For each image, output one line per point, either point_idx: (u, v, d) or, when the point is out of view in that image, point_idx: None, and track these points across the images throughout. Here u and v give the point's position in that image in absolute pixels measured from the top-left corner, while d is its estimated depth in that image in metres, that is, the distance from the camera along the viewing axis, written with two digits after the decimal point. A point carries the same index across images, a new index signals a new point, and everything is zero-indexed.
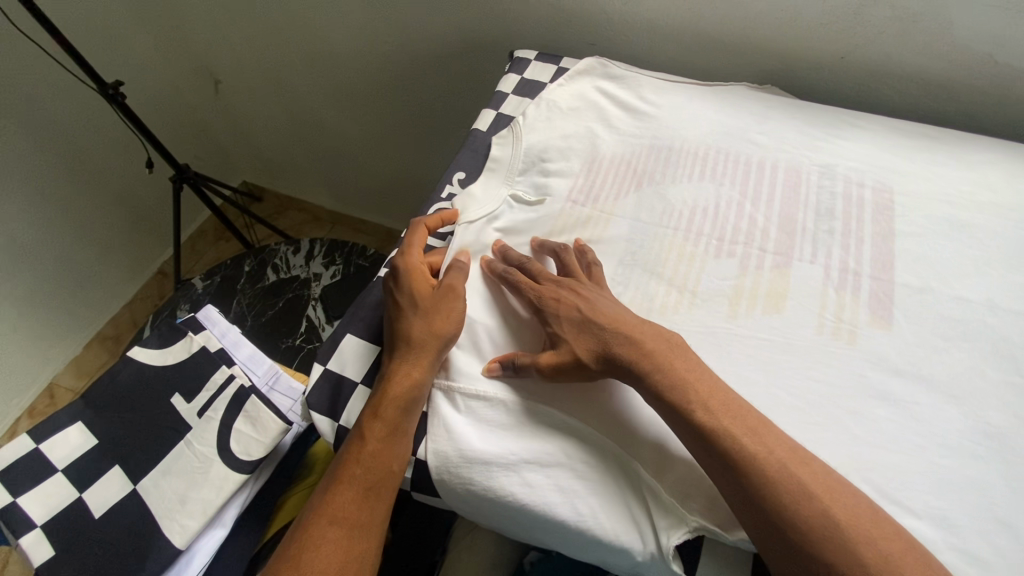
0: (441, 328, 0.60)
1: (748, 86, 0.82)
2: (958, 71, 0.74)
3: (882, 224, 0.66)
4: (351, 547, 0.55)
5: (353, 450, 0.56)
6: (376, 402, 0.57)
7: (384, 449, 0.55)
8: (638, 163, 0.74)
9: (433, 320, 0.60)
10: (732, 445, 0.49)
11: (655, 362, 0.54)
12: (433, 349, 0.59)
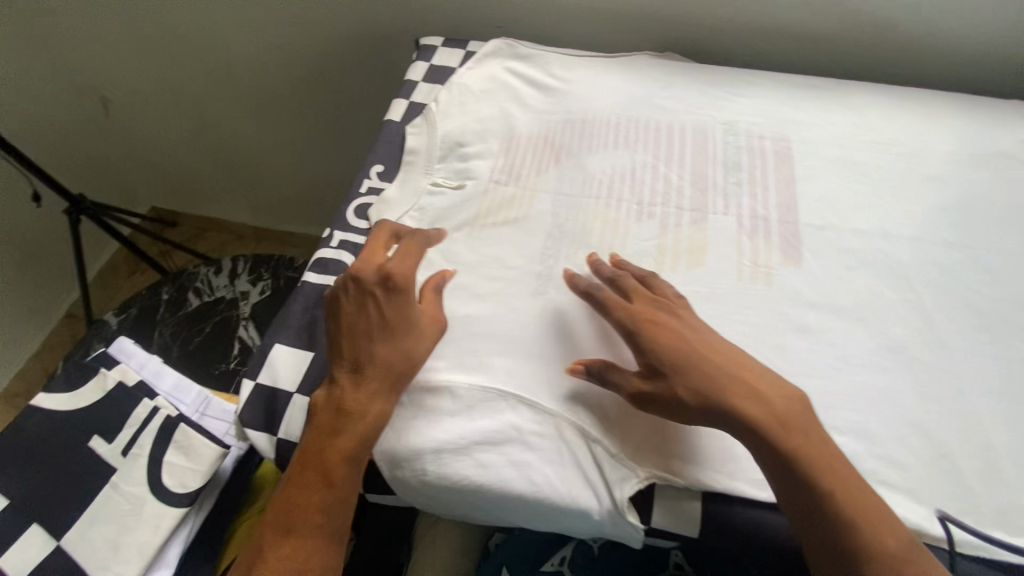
0: (373, 331, 0.56)
1: (651, 53, 0.85)
2: (833, 25, 0.80)
3: (785, 171, 0.70)
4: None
5: (300, 484, 0.53)
6: (331, 440, 0.53)
7: (332, 476, 0.53)
8: (555, 138, 0.75)
9: (379, 315, 0.57)
10: (799, 477, 0.47)
11: (755, 394, 0.50)
12: (355, 350, 0.56)
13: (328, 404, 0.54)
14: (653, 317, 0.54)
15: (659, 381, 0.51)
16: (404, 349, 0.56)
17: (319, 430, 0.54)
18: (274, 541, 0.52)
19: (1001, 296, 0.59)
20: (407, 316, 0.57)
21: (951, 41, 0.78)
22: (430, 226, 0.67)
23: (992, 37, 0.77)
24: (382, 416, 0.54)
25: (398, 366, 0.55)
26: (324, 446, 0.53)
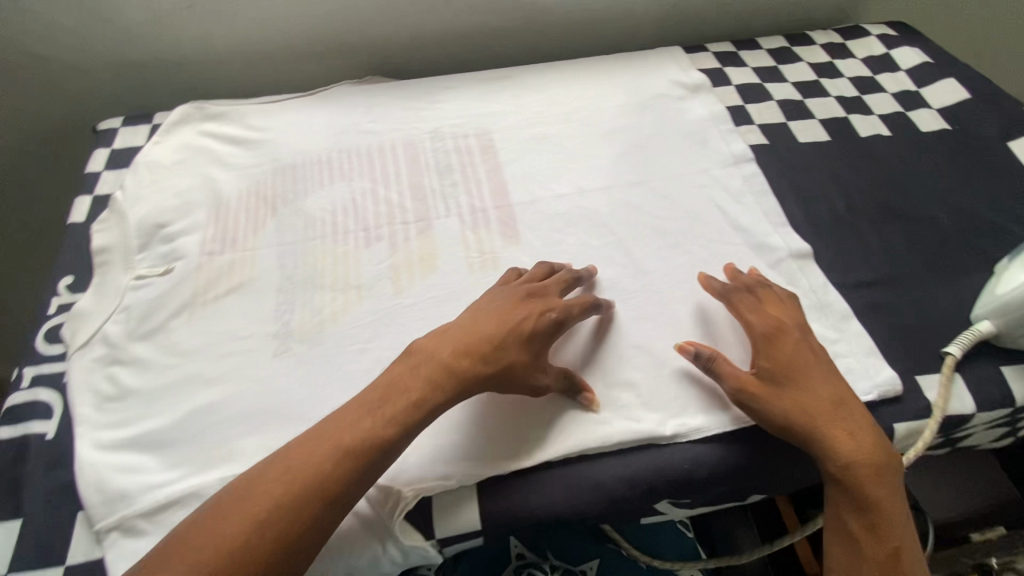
0: (516, 356, 0.53)
1: (349, 83, 0.86)
2: (501, 21, 0.88)
3: (492, 159, 0.76)
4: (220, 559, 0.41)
5: (231, 500, 0.44)
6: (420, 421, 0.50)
7: (287, 492, 0.44)
8: (267, 191, 0.71)
9: (536, 352, 0.54)
10: (856, 452, 0.50)
11: (812, 416, 0.51)
12: (498, 356, 0.52)
13: (452, 369, 0.51)
14: (781, 319, 0.57)
15: (770, 396, 0.52)
16: (511, 367, 0.53)
17: (417, 380, 0.50)
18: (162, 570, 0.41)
19: (680, 213, 0.70)
20: (534, 332, 0.55)
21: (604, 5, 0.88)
22: (142, 325, 0.60)
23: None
24: (438, 373, 0.51)
25: (509, 362, 0.53)
26: (404, 370, 0.51)
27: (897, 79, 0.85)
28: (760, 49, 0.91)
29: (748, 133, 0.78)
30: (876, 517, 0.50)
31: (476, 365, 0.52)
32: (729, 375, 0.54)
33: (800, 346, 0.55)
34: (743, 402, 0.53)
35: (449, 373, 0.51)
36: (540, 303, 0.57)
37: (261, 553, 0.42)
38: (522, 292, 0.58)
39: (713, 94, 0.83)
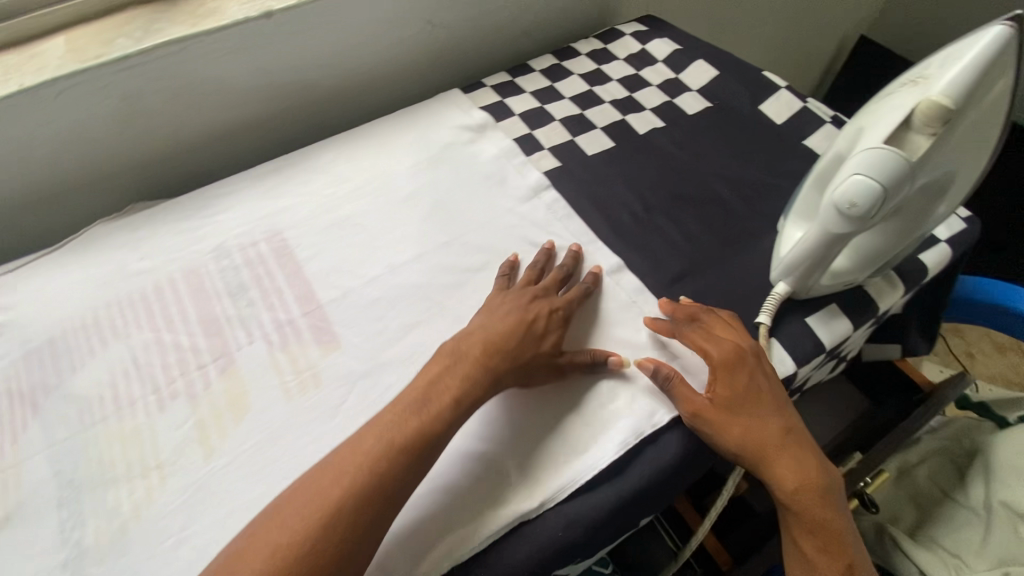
0: (539, 347, 0.58)
1: (107, 218, 0.75)
2: (266, 106, 0.83)
3: (290, 262, 0.69)
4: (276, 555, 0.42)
5: (262, 529, 0.44)
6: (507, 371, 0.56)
7: (330, 498, 0.45)
8: (21, 385, 0.60)
9: (553, 341, 0.59)
10: (803, 486, 0.53)
11: (765, 446, 0.53)
12: (523, 348, 0.57)
13: (484, 363, 0.55)
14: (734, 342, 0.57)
15: (727, 423, 0.53)
16: (529, 361, 0.57)
17: (454, 379, 0.53)
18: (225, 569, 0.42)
19: (495, 261, 0.68)
20: (546, 329, 0.59)
21: (368, 68, 0.88)
22: None
23: (391, 55, 0.88)
24: (475, 369, 0.54)
25: (529, 351, 0.57)
26: (424, 380, 0.53)
27: (657, 71, 0.91)
28: (532, 71, 0.93)
29: (542, 159, 0.80)
30: (823, 548, 0.53)
31: (501, 359, 0.56)
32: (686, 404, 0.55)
33: (751, 377, 0.55)
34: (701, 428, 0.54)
35: (480, 369, 0.54)
36: (545, 302, 0.61)
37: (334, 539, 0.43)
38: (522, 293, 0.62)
39: (499, 129, 0.83)
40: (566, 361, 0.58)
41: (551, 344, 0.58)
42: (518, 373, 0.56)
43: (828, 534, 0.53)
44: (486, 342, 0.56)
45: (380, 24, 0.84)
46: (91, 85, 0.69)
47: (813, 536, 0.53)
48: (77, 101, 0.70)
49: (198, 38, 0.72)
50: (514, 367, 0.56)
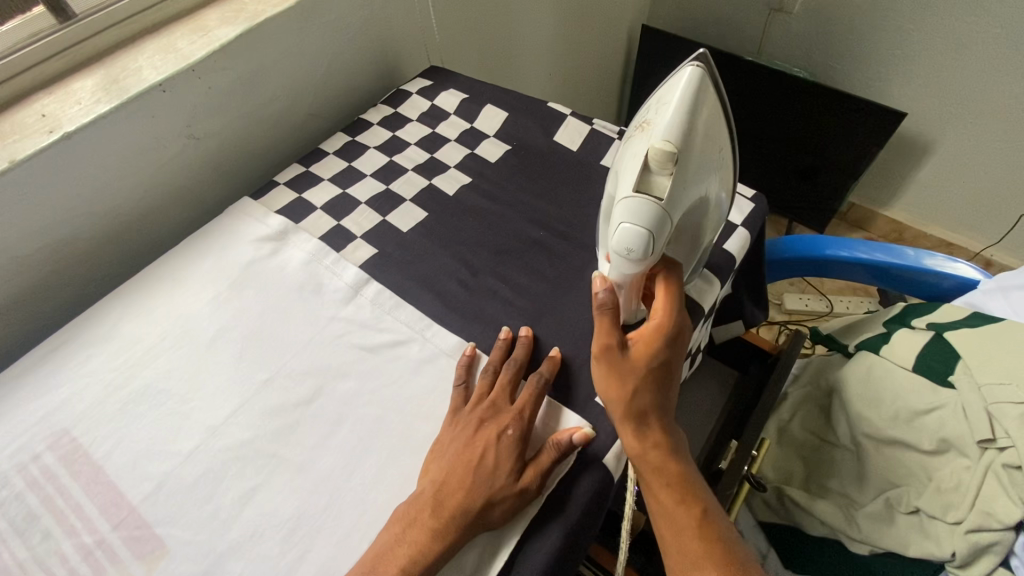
0: (496, 485, 0.52)
1: None
2: (17, 285, 0.70)
3: (85, 465, 0.58)
4: None
5: None
6: (457, 513, 0.51)
7: None
8: None
9: (507, 467, 0.53)
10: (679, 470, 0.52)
11: (648, 395, 0.53)
12: (474, 494, 0.52)
13: (441, 538, 0.50)
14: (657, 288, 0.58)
15: (632, 362, 0.54)
16: (489, 504, 0.52)
17: (397, 562, 0.49)
18: None
19: (328, 383, 0.63)
20: (485, 455, 0.54)
21: (135, 201, 0.78)
22: None
23: (158, 179, 0.79)
24: (433, 539, 0.50)
25: (472, 492, 0.52)
26: (373, 552, 0.50)
27: (452, 124, 0.90)
28: (327, 155, 0.88)
29: (356, 250, 0.75)
30: (694, 523, 0.50)
31: (452, 519, 0.51)
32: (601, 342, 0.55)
33: (660, 322, 0.56)
34: (605, 367, 0.55)
35: (429, 550, 0.49)
36: (493, 424, 0.56)
37: None
38: (474, 419, 0.57)
39: (303, 229, 0.77)
40: (525, 485, 0.53)
41: (507, 470, 0.53)
42: (481, 518, 0.51)
43: (697, 507, 0.51)
44: (449, 506, 0.51)
45: (130, 153, 0.75)
46: None
47: (681, 506, 0.51)
48: None
49: None
50: (478, 520, 0.51)
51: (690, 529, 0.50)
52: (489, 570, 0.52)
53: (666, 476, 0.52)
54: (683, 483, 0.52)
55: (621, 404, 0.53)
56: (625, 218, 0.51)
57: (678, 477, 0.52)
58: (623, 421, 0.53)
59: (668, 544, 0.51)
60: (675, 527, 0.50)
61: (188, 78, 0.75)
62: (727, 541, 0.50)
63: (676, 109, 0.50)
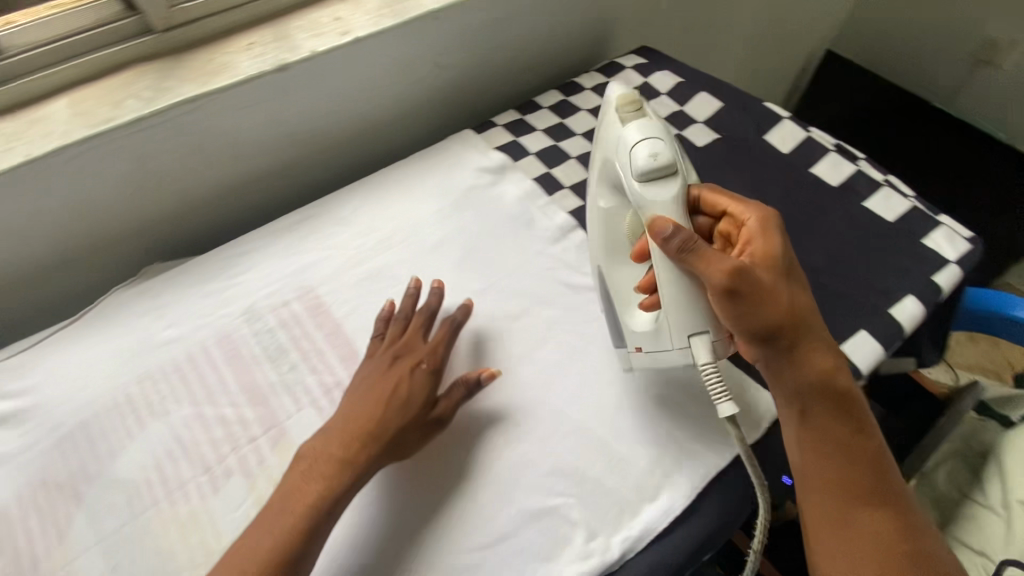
0: (414, 409, 0.58)
1: (124, 285, 0.72)
2: (279, 159, 0.80)
3: (329, 320, 0.68)
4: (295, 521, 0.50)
5: (293, 489, 0.52)
6: (359, 440, 0.55)
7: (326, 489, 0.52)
8: (58, 476, 0.57)
9: (421, 399, 0.58)
10: (848, 432, 0.52)
11: (800, 317, 0.52)
12: (385, 424, 0.56)
13: (351, 455, 0.54)
14: (734, 208, 0.58)
15: (773, 295, 0.51)
16: (406, 429, 0.57)
17: (315, 476, 0.53)
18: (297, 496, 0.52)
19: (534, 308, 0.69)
20: (409, 386, 0.58)
21: (380, 111, 0.86)
22: None
23: (401, 97, 0.86)
24: (341, 463, 0.53)
25: (395, 419, 0.56)
26: (294, 478, 0.53)
27: (663, 103, 0.94)
28: (541, 107, 0.94)
29: (565, 198, 0.80)
30: (870, 475, 0.51)
31: (369, 446, 0.55)
32: (705, 271, 0.51)
33: (761, 228, 0.56)
34: (734, 299, 0.51)
35: (351, 467, 0.53)
36: (407, 359, 0.61)
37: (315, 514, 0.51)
38: (387, 353, 0.62)
39: (519, 169, 0.84)
40: (441, 412, 0.59)
41: (421, 403, 0.58)
42: (384, 430, 0.56)
43: (859, 444, 0.52)
44: (366, 428, 0.55)
45: (392, 67, 0.82)
46: (101, 152, 0.65)
47: (846, 453, 0.52)
48: (88, 168, 0.66)
49: (212, 97, 0.68)
50: (376, 435, 0.55)
51: (863, 481, 0.51)
52: (677, 507, 0.55)
53: (830, 417, 0.52)
54: (853, 424, 0.53)
55: (769, 328, 0.51)
56: (629, 156, 0.57)
57: (836, 407, 0.53)
58: (768, 350, 0.52)
59: (830, 506, 0.51)
60: (844, 478, 0.51)
61: (457, 12, 0.82)
62: (892, 481, 0.52)
63: None
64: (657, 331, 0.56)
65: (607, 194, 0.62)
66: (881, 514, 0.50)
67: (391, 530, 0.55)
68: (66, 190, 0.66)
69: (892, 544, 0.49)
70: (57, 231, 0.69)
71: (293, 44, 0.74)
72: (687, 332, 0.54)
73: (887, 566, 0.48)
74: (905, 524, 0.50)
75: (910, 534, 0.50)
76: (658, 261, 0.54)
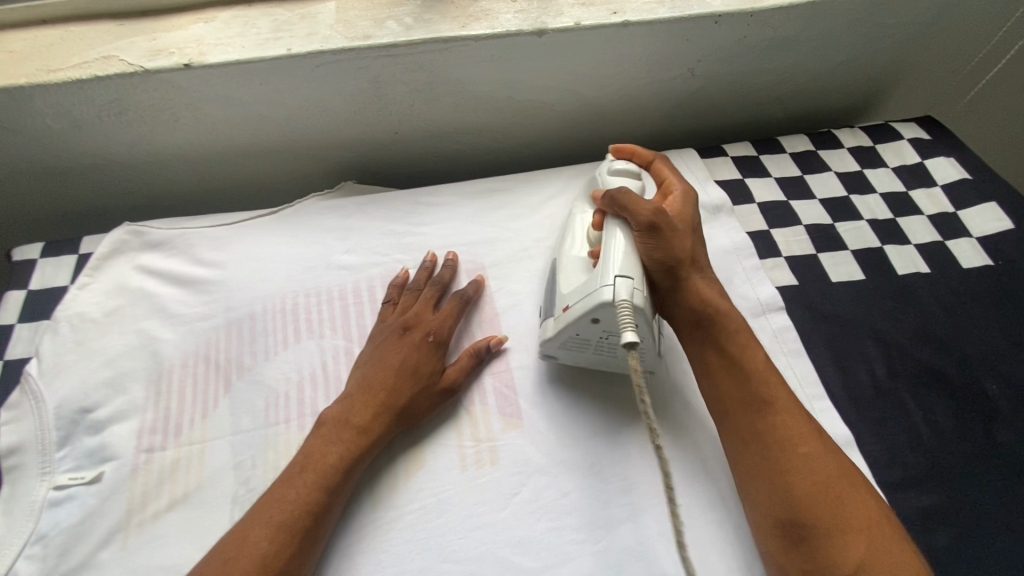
0: (425, 378, 0.56)
1: (319, 194, 0.75)
2: (496, 118, 0.77)
3: (488, 308, 0.65)
4: (296, 500, 0.49)
5: (287, 475, 0.51)
6: (358, 418, 0.54)
7: (312, 490, 0.49)
8: (218, 355, 0.60)
9: (432, 368, 0.57)
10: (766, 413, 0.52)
11: (697, 258, 0.58)
12: (397, 395, 0.55)
13: (366, 432, 0.53)
14: (669, 179, 0.64)
15: (679, 237, 0.56)
16: (415, 402, 0.55)
17: (338, 454, 0.51)
18: (307, 479, 0.50)
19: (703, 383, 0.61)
20: (417, 357, 0.57)
21: (607, 101, 0.78)
22: (62, 562, 0.49)
23: (637, 94, 0.78)
24: (354, 439, 0.52)
25: (407, 392, 0.55)
26: (321, 437, 0.53)
27: (932, 196, 0.77)
28: (783, 152, 0.81)
29: (775, 269, 0.70)
30: (772, 416, 0.52)
31: (380, 417, 0.54)
32: (636, 211, 0.56)
33: (685, 197, 0.61)
34: (654, 236, 0.55)
35: (364, 442, 0.53)
36: (419, 329, 0.59)
37: (304, 500, 0.49)
38: (401, 323, 0.60)
39: (736, 216, 0.73)
40: (452, 382, 0.58)
41: (431, 371, 0.57)
42: (407, 405, 0.55)
43: (771, 391, 0.53)
44: (378, 397, 0.55)
45: (642, 62, 0.73)
46: (350, 64, 0.65)
47: (746, 404, 0.53)
48: (333, 75, 0.66)
49: (465, 42, 0.65)
50: (400, 407, 0.55)
51: (766, 420, 0.52)
52: None
53: (731, 374, 0.54)
54: (760, 391, 0.53)
55: (670, 259, 0.55)
56: (606, 166, 0.65)
57: (738, 366, 0.54)
58: (665, 288, 0.57)
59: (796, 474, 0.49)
60: (758, 424, 0.52)
61: (740, 22, 0.70)
62: (794, 411, 0.52)
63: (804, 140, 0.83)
64: (590, 278, 0.54)
65: (586, 206, 0.67)
66: (803, 458, 0.49)
67: (393, 519, 0.52)
68: (306, 90, 0.67)
69: (838, 505, 0.47)
70: (283, 124, 0.70)
71: (557, 10, 0.67)
72: (616, 269, 0.52)
73: (827, 522, 0.47)
74: (841, 481, 0.49)
75: (837, 485, 0.48)
76: (612, 235, 0.56)
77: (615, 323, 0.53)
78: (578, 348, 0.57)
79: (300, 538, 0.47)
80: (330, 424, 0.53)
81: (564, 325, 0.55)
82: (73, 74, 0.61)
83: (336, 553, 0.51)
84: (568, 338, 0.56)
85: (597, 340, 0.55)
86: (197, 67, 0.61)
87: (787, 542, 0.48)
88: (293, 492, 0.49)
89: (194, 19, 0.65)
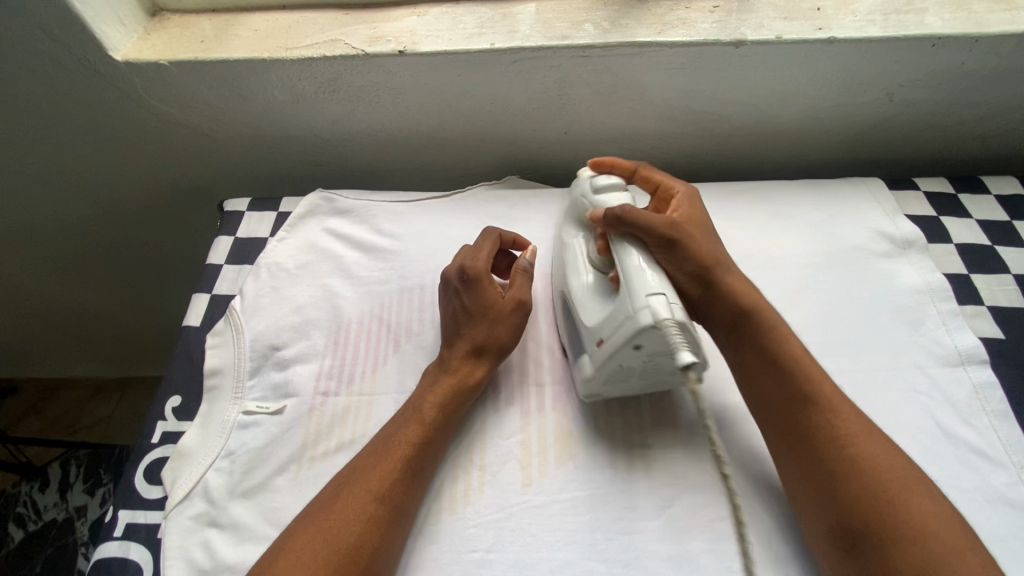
0: (487, 306, 0.58)
1: (486, 184, 0.79)
2: (667, 128, 0.76)
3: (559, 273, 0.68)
4: (399, 441, 0.52)
5: (400, 415, 0.54)
6: (443, 364, 0.57)
7: (410, 437, 0.52)
8: (390, 316, 0.64)
9: (494, 296, 0.58)
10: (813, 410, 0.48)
11: (724, 259, 0.56)
12: (475, 336, 0.57)
13: (458, 373, 0.56)
14: (664, 184, 0.62)
15: (698, 242, 0.55)
16: (496, 335, 0.57)
17: (435, 396, 0.54)
18: (413, 426, 0.53)
19: (888, 427, 0.55)
20: (472, 297, 0.58)
21: (787, 120, 0.75)
22: (245, 479, 0.54)
23: (821, 115, 0.74)
24: (450, 387, 0.55)
25: (484, 331, 0.57)
26: (423, 386, 0.56)
27: None
28: (988, 193, 0.73)
29: (975, 318, 0.62)
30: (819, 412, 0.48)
31: (467, 359, 0.57)
32: (647, 228, 0.53)
33: (689, 198, 0.60)
34: (672, 247, 0.54)
35: (462, 384, 0.55)
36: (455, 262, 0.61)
37: (408, 441, 0.52)
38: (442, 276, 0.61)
39: (930, 254, 0.67)
40: (514, 304, 0.58)
41: (491, 306, 0.58)
42: (490, 339, 0.57)
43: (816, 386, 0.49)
44: (468, 341, 0.57)
45: (837, 82, 0.69)
46: (545, 62, 0.67)
47: (787, 400, 0.49)
48: (526, 71, 0.69)
49: (660, 47, 0.65)
50: (484, 343, 0.57)
51: (801, 428, 0.48)
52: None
53: (768, 369, 0.51)
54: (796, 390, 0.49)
55: (696, 268, 0.55)
56: (588, 186, 0.61)
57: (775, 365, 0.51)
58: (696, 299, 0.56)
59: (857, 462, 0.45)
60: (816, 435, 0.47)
61: (962, 46, 0.64)
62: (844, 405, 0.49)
63: (1016, 182, 0.74)
64: (621, 304, 0.51)
65: (573, 231, 0.63)
66: (850, 459, 0.45)
67: (545, 507, 0.52)
68: (496, 83, 0.70)
69: (898, 496, 0.44)
70: (466, 113, 0.75)
71: (757, 22, 0.66)
72: (646, 289, 0.49)
73: (881, 525, 0.42)
74: (926, 514, 0.43)
75: (891, 487, 0.44)
76: (624, 253, 0.53)
77: (660, 346, 0.49)
78: (621, 378, 0.54)
79: (403, 478, 0.50)
80: (442, 373, 0.56)
81: (604, 359, 0.51)
82: (304, 52, 0.68)
83: (483, 524, 0.51)
84: (611, 371, 0.52)
85: (640, 365, 0.52)
86: (410, 54, 0.67)
87: (841, 549, 0.44)
88: (397, 436, 0.52)
89: (407, 12, 0.71)
